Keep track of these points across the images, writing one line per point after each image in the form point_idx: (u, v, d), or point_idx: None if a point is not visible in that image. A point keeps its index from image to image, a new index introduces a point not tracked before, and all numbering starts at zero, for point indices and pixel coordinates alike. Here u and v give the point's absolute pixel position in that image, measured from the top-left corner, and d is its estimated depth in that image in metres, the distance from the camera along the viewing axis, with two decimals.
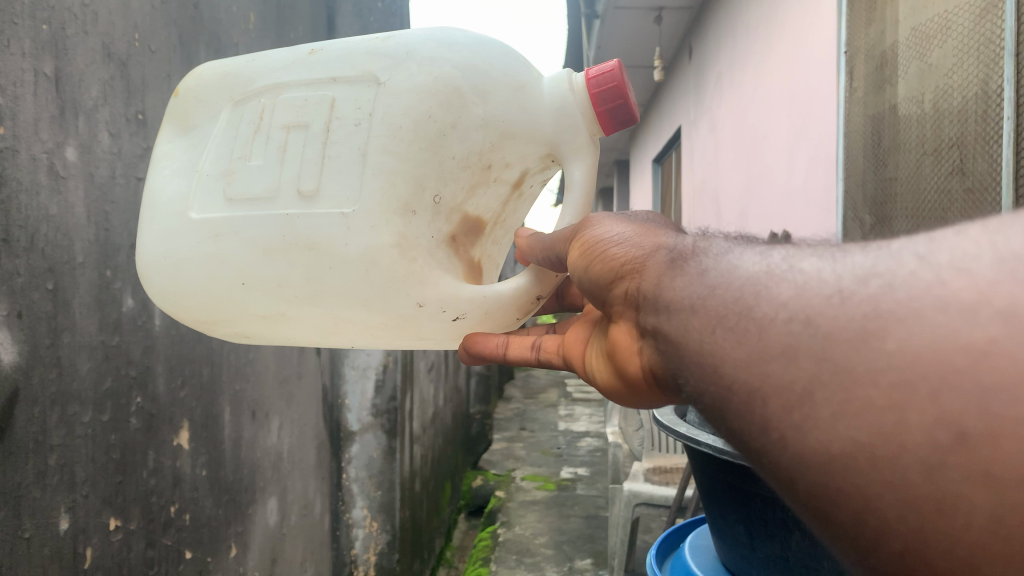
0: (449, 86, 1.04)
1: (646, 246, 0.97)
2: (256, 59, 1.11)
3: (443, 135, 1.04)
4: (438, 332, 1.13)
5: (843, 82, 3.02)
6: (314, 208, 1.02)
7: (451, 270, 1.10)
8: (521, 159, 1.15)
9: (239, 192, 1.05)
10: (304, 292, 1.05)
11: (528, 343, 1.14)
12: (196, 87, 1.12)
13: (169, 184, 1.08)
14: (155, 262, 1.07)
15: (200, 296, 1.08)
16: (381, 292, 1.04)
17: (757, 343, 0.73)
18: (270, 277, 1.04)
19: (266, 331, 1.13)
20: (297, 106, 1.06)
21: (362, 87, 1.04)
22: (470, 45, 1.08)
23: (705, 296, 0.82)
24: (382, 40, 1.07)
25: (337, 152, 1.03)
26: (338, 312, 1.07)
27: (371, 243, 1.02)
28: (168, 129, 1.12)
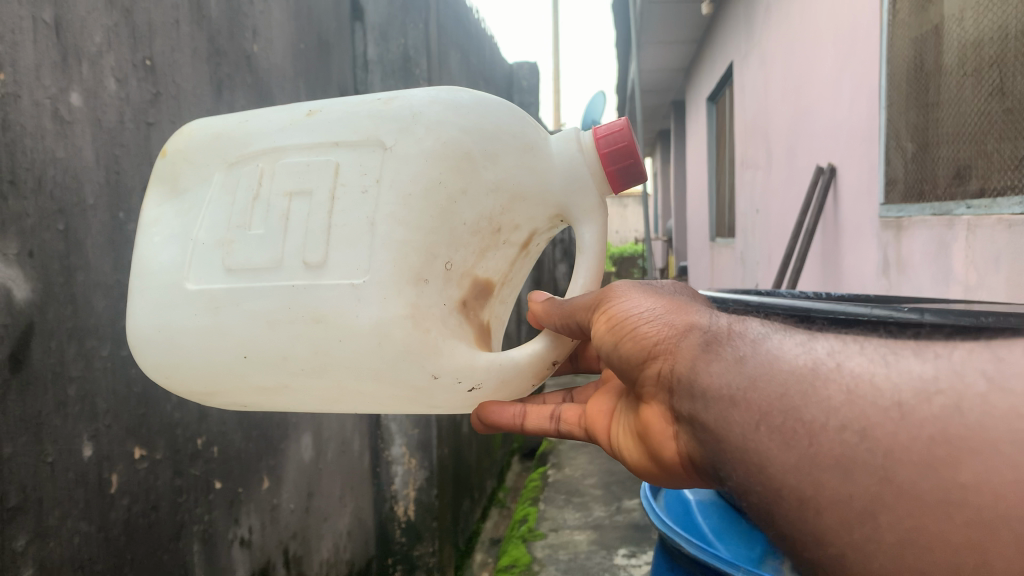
0: (457, 149, 0.97)
1: (677, 326, 0.88)
2: (252, 119, 1.05)
3: (454, 200, 0.98)
4: (452, 402, 1.04)
5: (886, 6, 2.80)
6: (322, 281, 0.96)
7: (464, 338, 1.02)
8: (530, 220, 1.06)
9: (239, 263, 0.99)
10: (311, 365, 0.99)
11: (546, 413, 1.04)
12: (186, 148, 1.04)
13: (162, 252, 1.01)
14: (150, 334, 1.00)
15: (199, 369, 1.02)
16: (393, 364, 0.98)
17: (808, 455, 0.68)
18: (275, 350, 0.99)
19: (266, 401, 1.08)
20: (296, 175, 0.99)
21: (367, 154, 0.98)
22: (477, 104, 1.01)
23: (753, 395, 0.74)
24: (386, 102, 1.00)
25: (344, 222, 0.97)
26: (346, 384, 1.01)
27: (386, 317, 0.95)
28: (154, 192, 1.04)
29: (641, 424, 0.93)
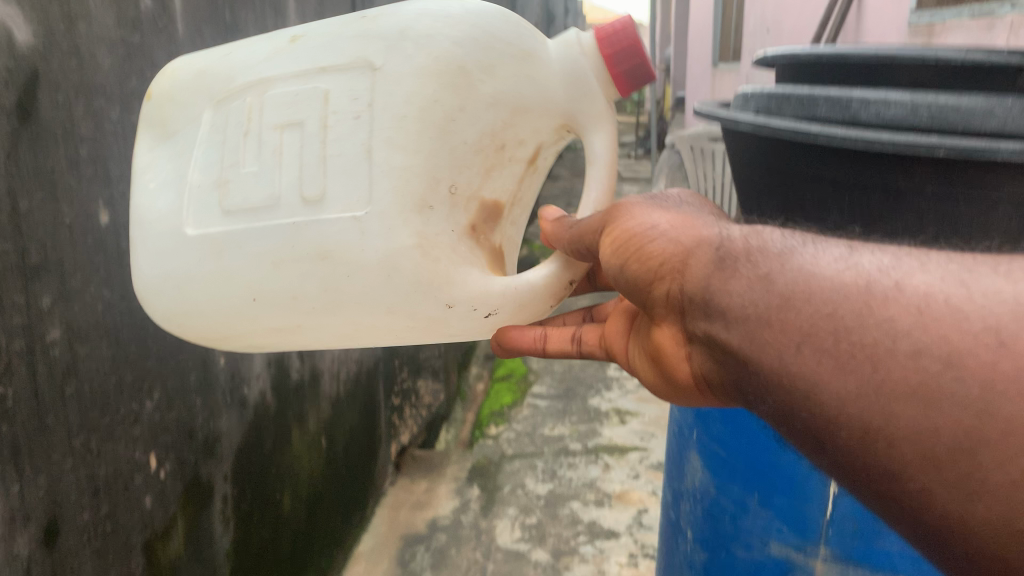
0: (449, 65, 0.92)
1: (685, 241, 0.79)
2: (234, 52, 1.01)
3: (450, 120, 0.93)
4: (469, 330, 1.01)
5: None
6: (320, 217, 0.92)
7: (475, 263, 0.98)
8: (534, 134, 1.01)
9: (235, 203, 0.96)
10: (321, 304, 0.96)
11: (567, 335, 1.00)
12: (171, 89, 1.01)
13: (158, 199, 0.98)
14: (157, 284, 0.98)
15: (208, 315, 1.01)
16: (405, 297, 0.95)
17: (868, 385, 0.63)
18: (282, 291, 0.96)
19: (281, 341, 1.05)
20: (283, 108, 0.95)
21: (355, 79, 0.93)
22: (466, 14, 0.94)
23: (791, 304, 0.68)
24: (370, 20, 0.94)
25: (338, 152, 0.92)
26: (360, 320, 0.98)
27: (391, 249, 0.92)
28: (145, 137, 1.01)
29: (655, 344, 0.88)
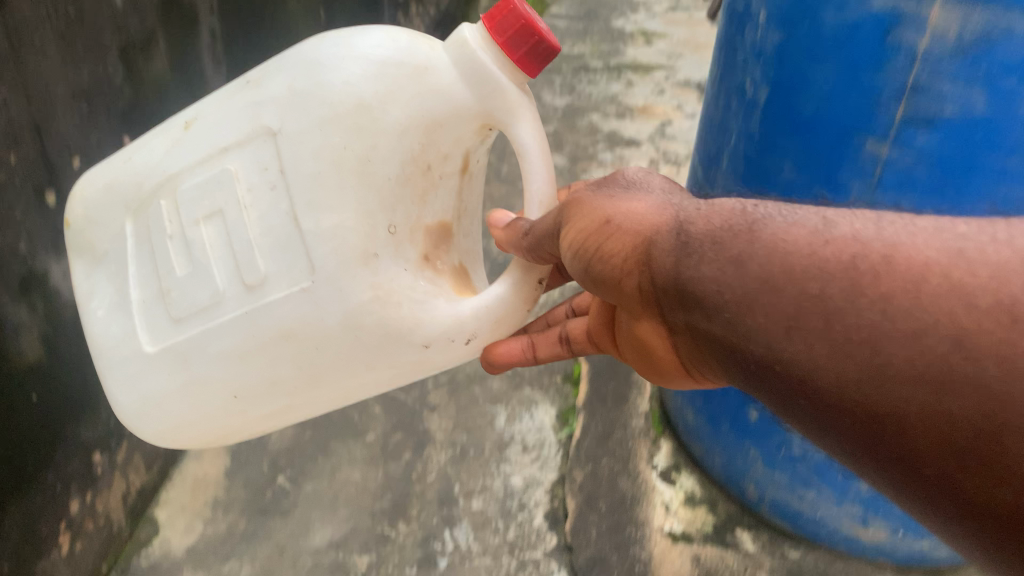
0: (350, 105, 0.86)
1: (644, 230, 0.78)
2: (134, 155, 0.95)
3: (364, 162, 0.87)
4: (452, 358, 0.99)
5: None
6: (269, 296, 0.89)
7: (439, 292, 0.94)
8: (457, 143, 0.94)
9: (184, 309, 0.92)
10: (301, 381, 0.94)
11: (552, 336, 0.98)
12: (86, 210, 0.96)
13: (111, 326, 0.97)
14: (136, 407, 0.98)
15: (197, 425, 0.99)
16: (380, 350, 0.92)
17: (854, 350, 0.59)
18: (258, 382, 0.94)
19: (276, 424, 1.02)
20: (200, 199, 0.91)
21: (261, 149, 0.88)
22: (356, 46, 0.87)
23: (773, 282, 0.64)
24: (256, 84, 0.90)
25: (266, 227, 0.88)
26: (344, 383, 0.96)
27: (348, 308, 0.89)
28: (78, 265, 0.98)
29: (640, 338, 0.87)
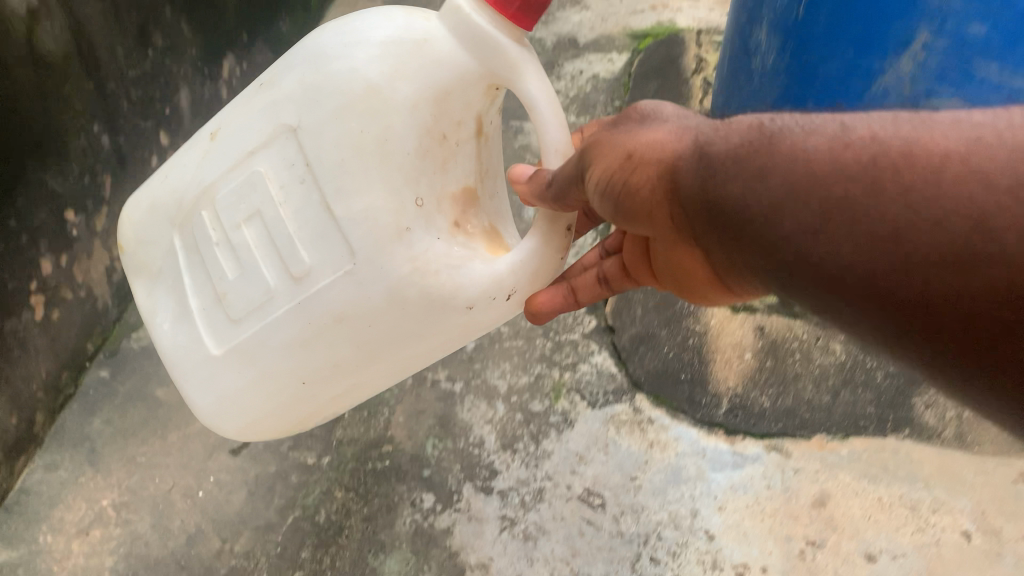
0: (374, 115, 0.73)
1: (638, 149, 0.56)
2: (168, 170, 0.87)
3: (405, 158, 0.74)
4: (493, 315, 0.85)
5: None
6: (328, 310, 0.78)
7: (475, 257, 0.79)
8: (468, 107, 0.79)
9: (241, 308, 0.82)
10: (363, 361, 0.82)
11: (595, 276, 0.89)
12: (135, 234, 0.91)
13: (176, 334, 0.88)
14: (212, 409, 0.87)
15: (263, 427, 0.86)
16: (431, 318, 0.79)
17: (852, 235, 0.43)
18: (322, 366, 0.82)
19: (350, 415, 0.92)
20: (234, 226, 0.81)
21: (291, 156, 0.78)
22: (377, 64, 0.73)
23: (726, 170, 0.49)
24: (262, 88, 0.79)
25: (315, 241, 0.77)
26: (409, 365, 0.83)
27: (417, 309, 0.78)
28: (141, 283, 0.91)
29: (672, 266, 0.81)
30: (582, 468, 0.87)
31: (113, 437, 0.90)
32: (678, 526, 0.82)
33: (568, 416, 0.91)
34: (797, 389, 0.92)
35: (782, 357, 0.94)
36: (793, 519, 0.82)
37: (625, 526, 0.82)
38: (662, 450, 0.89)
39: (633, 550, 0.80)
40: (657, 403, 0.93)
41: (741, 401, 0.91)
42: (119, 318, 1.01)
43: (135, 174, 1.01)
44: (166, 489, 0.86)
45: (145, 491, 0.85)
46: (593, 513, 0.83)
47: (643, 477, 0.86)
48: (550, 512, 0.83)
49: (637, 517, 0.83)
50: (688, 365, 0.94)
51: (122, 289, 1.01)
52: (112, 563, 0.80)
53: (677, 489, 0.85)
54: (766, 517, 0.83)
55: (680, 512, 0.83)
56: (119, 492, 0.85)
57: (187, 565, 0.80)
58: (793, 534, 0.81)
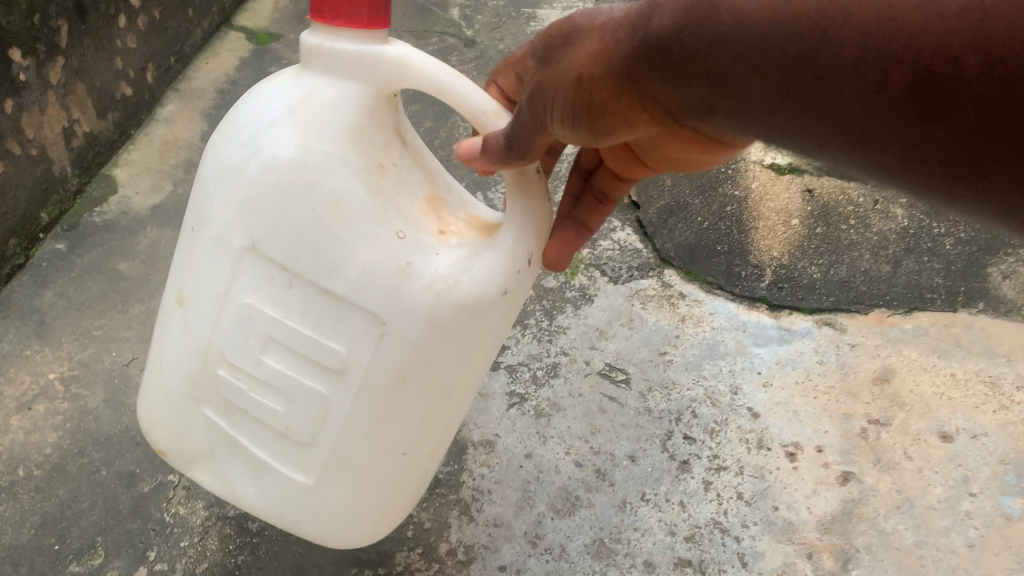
0: (290, 139, 0.41)
1: (564, 75, 0.40)
2: (172, 393, 0.47)
3: (351, 194, 0.41)
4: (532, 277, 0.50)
5: None
6: (359, 444, 0.45)
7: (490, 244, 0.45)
8: (377, 118, 0.43)
9: (308, 464, 0.46)
10: (437, 424, 0.47)
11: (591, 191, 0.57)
12: None
13: (219, 476, 0.49)
14: (285, 512, 0.48)
15: (379, 497, 0.49)
16: (504, 317, 0.46)
17: (846, 107, 0.31)
18: (389, 446, 0.46)
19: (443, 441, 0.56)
20: (248, 461, 0.47)
21: (261, 305, 0.43)
22: (264, 88, 0.43)
23: (675, 55, 0.36)
24: (196, 241, 0.44)
25: (291, 356, 0.43)
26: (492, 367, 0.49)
27: (447, 378, 0.45)
28: None
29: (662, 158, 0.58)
30: (603, 343, 0.75)
31: (66, 310, 0.78)
32: (716, 404, 0.70)
33: (586, 291, 0.79)
34: (853, 258, 0.80)
35: (834, 224, 0.82)
36: (853, 397, 0.70)
37: (653, 403, 0.70)
38: (696, 324, 0.76)
39: (663, 429, 0.68)
40: (689, 277, 0.81)
41: (787, 274, 0.80)
42: (80, 192, 0.90)
43: (98, 30, 0.90)
44: (123, 364, 0.74)
45: (98, 365, 0.74)
46: (616, 390, 0.71)
47: (673, 352, 0.74)
48: (567, 388, 0.71)
49: (667, 394, 0.71)
50: (725, 236, 0.82)
51: (85, 159, 0.91)
52: (56, 439, 0.68)
53: (713, 366, 0.73)
54: (821, 395, 0.70)
55: (718, 389, 0.71)
56: (68, 366, 0.74)
57: (143, 441, 0.68)
58: (853, 412, 0.69)
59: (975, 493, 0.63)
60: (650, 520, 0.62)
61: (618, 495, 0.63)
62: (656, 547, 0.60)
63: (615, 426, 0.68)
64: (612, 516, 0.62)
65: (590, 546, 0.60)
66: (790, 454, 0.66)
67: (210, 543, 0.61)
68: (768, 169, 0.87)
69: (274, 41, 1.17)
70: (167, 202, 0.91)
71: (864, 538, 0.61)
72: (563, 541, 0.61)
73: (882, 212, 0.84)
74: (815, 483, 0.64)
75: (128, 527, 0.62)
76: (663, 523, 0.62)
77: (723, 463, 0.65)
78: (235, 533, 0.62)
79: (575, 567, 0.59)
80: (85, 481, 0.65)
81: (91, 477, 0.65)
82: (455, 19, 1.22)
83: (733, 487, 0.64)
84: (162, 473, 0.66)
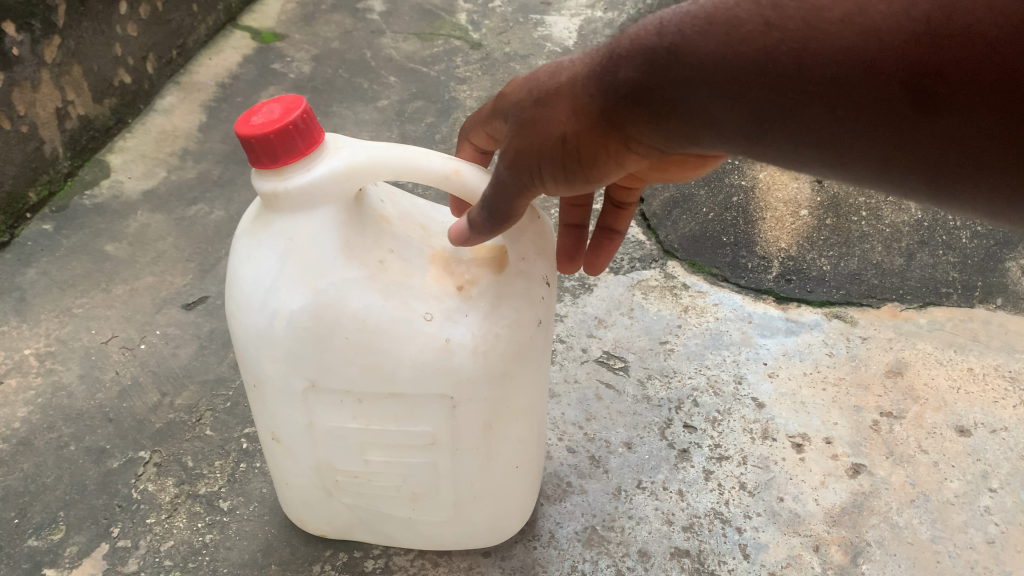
0: (298, 291, 0.41)
1: (546, 146, 0.37)
2: (297, 500, 0.52)
3: (376, 314, 0.42)
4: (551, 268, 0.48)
5: None
6: (477, 480, 0.49)
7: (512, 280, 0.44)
8: (360, 224, 0.42)
9: (426, 503, 0.50)
10: (519, 433, 0.49)
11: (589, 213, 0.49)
12: None
13: (368, 530, 0.54)
14: (436, 537, 0.53)
15: (499, 505, 0.52)
16: (545, 329, 0.46)
17: (823, 130, 0.30)
18: (481, 470, 0.49)
19: None
20: (387, 523, 0.52)
21: (345, 423, 0.46)
22: (248, 249, 0.43)
23: (650, 99, 0.33)
24: (260, 398, 0.46)
25: (392, 449, 0.47)
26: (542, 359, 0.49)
27: (526, 398, 0.47)
28: None
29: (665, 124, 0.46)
30: (601, 331, 0.71)
31: (47, 288, 0.76)
32: (719, 393, 0.66)
33: (586, 282, 0.76)
34: (864, 250, 0.78)
35: (844, 216, 0.81)
36: (864, 389, 0.66)
37: (652, 391, 0.66)
38: (699, 315, 0.73)
39: (662, 416, 0.64)
40: (693, 269, 0.77)
41: (796, 265, 0.77)
42: (72, 175, 0.89)
43: (98, 13, 0.89)
44: (101, 341, 0.71)
45: (75, 342, 0.71)
46: (614, 377, 0.67)
47: (675, 341, 0.70)
48: (561, 375, 0.68)
49: (667, 382, 0.67)
50: (731, 227, 0.80)
51: (78, 142, 0.90)
52: (26, 413, 0.65)
53: (716, 355, 0.69)
54: (830, 386, 0.67)
55: (721, 378, 0.67)
56: (45, 342, 0.71)
57: (115, 417, 0.65)
58: (864, 404, 0.65)
59: (995, 489, 0.59)
60: (646, 509, 0.58)
61: (612, 482, 0.60)
62: (652, 536, 0.56)
63: (610, 413, 0.65)
64: (604, 503, 0.58)
65: (582, 533, 0.57)
66: (797, 445, 0.62)
67: (177, 520, 0.57)
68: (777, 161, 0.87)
69: (279, 40, 1.15)
70: (158, 187, 0.88)
71: (876, 532, 0.57)
72: (553, 527, 0.57)
73: (893, 204, 0.82)
74: (822, 474, 0.60)
75: (92, 503, 0.59)
76: (660, 511, 0.58)
77: (725, 453, 0.62)
78: (204, 511, 0.58)
79: (565, 554, 0.55)
80: (51, 456, 0.62)
81: (59, 452, 0.62)
82: (462, 24, 1.20)
83: (735, 477, 0.60)
84: (133, 449, 0.62)
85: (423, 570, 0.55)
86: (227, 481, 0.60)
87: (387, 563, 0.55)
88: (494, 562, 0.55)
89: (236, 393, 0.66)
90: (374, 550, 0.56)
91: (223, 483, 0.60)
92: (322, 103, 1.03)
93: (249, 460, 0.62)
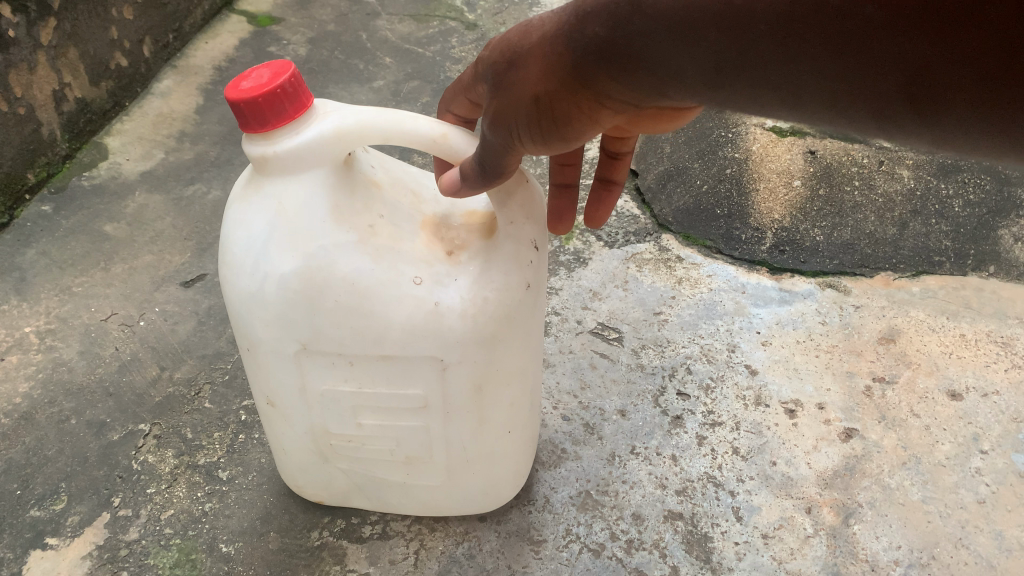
0: (287, 254, 0.42)
1: (521, 107, 0.38)
2: (293, 464, 0.53)
3: (365, 277, 0.43)
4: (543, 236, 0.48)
5: None
6: (469, 445, 0.50)
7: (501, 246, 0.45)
8: (351, 188, 0.43)
9: (418, 467, 0.51)
10: (510, 398, 0.49)
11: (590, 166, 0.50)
12: None
13: (363, 497, 0.55)
14: (430, 504, 0.54)
15: (490, 471, 0.53)
16: (535, 295, 0.46)
17: (783, 72, 0.30)
18: (473, 434, 0.49)
19: None
20: (382, 489, 0.53)
21: (337, 386, 0.46)
22: (239, 213, 0.43)
23: (617, 54, 0.33)
24: (253, 361, 0.46)
25: (384, 413, 0.48)
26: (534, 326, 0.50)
27: (517, 363, 0.48)
28: None
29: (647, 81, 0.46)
30: (596, 303, 0.72)
31: (47, 268, 0.77)
32: (712, 361, 0.67)
33: (581, 255, 0.76)
34: (857, 221, 0.78)
35: (837, 186, 0.81)
36: (857, 356, 0.67)
37: (646, 360, 0.67)
38: (693, 286, 0.73)
39: (655, 384, 0.65)
40: (687, 242, 0.78)
41: (789, 236, 0.77)
42: (70, 157, 0.89)
43: None
44: (100, 319, 0.72)
45: (75, 320, 0.72)
46: (608, 347, 0.68)
47: (669, 311, 0.71)
48: (556, 346, 0.68)
49: (661, 351, 0.68)
50: (724, 200, 0.81)
51: (76, 124, 0.90)
52: (27, 388, 0.66)
53: (709, 325, 0.70)
54: (823, 353, 0.67)
55: (714, 346, 0.68)
56: (45, 320, 0.72)
57: (116, 392, 0.65)
58: (857, 370, 0.66)
59: (986, 451, 0.60)
60: (640, 473, 0.59)
61: (606, 448, 0.60)
62: (646, 499, 0.57)
63: (605, 382, 0.65)
64: (598, 469, 0.59)
65: (576, 498, 0.57)
66: (790, 411, 0.63)
67: (177, 490, 0.58)
68: (770, 132, 0.87)
69: (275, 24, 1.16)
70: (156, 169, 0.89)
71: (868, 493, 0.57)
72: (548, 492, 0.58)
73: (886, 174, 0.82)
74: (815, 439, 0.61)
75: (93, 474, 0.59)
76: (653, 476, 0.58)
77: (718, 419, 0.62)
78: (204, 481, 0.59)
79: (559, 517, 0.56)
80: (53, 429, 0.63)
81: (60, 425, 0.63)
82: (457, 5, 1.20)
83: (728, 442, 0.61)
84: (133, 422, 0.63)
85: (419, 535, 0.56)
86: (226, 452, 0.61)
87: (383, 529, 0.56)
88: (489, 527, 0.56)
89: (234, 366, 0.67)
90: (371, 516, 0.57)
91: (222, 453, 0.61)
92: (318, 84, 1.03)
93: (248, 431, 0.62)
